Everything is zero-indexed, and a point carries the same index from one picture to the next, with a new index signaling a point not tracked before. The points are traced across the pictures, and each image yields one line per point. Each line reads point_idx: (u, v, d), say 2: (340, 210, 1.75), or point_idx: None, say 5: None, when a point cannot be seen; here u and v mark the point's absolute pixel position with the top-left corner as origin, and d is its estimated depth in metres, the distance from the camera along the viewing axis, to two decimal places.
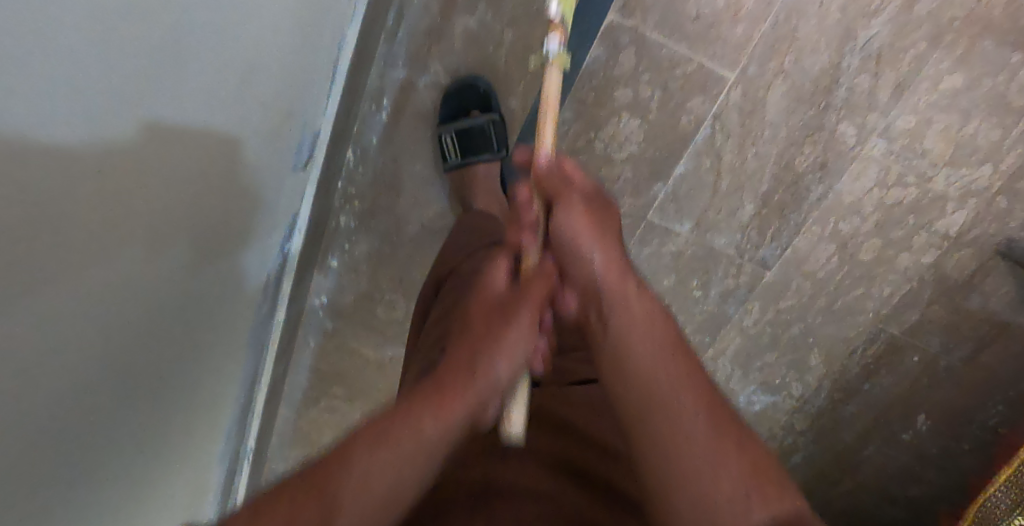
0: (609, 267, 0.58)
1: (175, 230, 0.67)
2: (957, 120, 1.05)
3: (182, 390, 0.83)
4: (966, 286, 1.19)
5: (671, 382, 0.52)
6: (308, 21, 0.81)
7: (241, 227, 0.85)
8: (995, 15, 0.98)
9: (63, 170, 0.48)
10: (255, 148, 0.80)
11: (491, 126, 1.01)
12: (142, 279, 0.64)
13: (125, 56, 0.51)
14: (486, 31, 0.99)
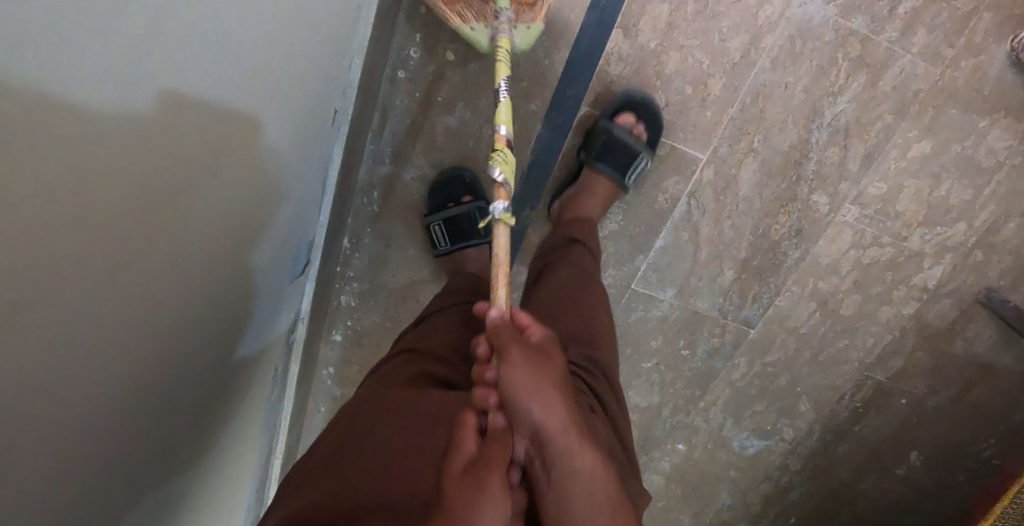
0: (555, 425, 0.51)
1: (200, 282, 0.57)
2: (928, 183, 1.08)
3: (199, 449, 0.72)
4: (949, 332, 1.22)
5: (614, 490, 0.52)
6: (323, 103, 0.80)
7: (246, 306, 0.75)
8: (959, 85, 1.01)
9: (114, 206, 0.40)
10: (274, 201, 0.73)
11: (477, 212, 1.06)
12: (167, 342, 0.54)
13: (223, 63, 0.47)
14: (467, 128, 1.04)
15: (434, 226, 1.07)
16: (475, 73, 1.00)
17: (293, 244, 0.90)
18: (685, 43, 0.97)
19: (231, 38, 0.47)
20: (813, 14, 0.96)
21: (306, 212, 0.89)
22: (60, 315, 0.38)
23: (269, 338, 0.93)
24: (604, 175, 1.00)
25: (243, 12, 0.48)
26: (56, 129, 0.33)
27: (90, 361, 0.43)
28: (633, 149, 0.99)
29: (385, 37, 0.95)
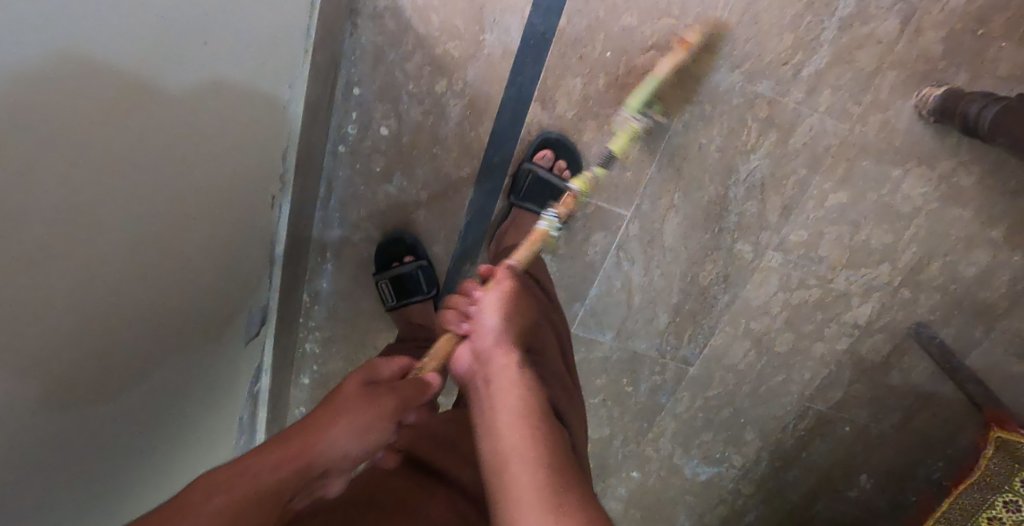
0: (497, 344, 0.65)
1: (168, 190, 0.67)
2: (848, 230, 1.13)
3: (180, 363, 0.82)
4: (885, 364, 1.27)
5: (519, 432, 0.58)
6: (286, 149, 0.95)
7: (217, 280, 0.87)
8: (869, 138, 1.05)
9: (89, 167, 0.55)
10: (238, 198, 0.86)
11: (419, 271, 1.13)
12: (139, 218, 0.63)
13: (203, 65, 0.67)
14: (405, 194, 1.12)
15: (381, 283, 1.14)
16: (408, 145, 1.08)
17: (240, 317, 1.00)
18: (600, 112, 1.03)
19: (216, 44, 0.69)
20: (719, 81, 1.01)
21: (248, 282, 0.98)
22: (60, 172, 0.52)
23: (226, 394, 1.04)
24: (532, 212, 1.08)
25: (227, 32, 0.70)
26: (66, 83, 0.51)
27: (36, 310, 0.54)
28: (557, 188, 1.05)
29: (321, 119, 1.03)
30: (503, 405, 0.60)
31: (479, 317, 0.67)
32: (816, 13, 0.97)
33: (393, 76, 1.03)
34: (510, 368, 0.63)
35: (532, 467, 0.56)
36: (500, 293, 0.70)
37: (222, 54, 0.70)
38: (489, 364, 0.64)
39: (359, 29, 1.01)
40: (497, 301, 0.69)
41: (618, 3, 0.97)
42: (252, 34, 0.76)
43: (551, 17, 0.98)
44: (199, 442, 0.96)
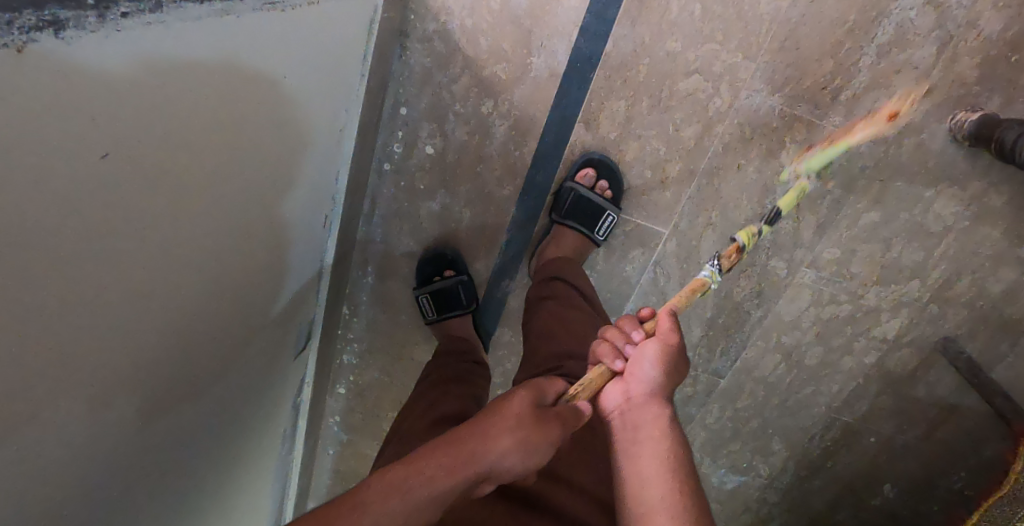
0: (649, 406, 0.63)
1: (224, 198, 0.66)
2: (880, 248, 1.16)
3: (230, 363, 0.83)
4: (911, 377, 1.30)
5: (656, 494, 0.58)
6: (336, 142, 0.94)
7: (267, 279, 0.87)
8: (903, 160, 1.08)
9: (156, 191, 0.54)
10: (288, 198, 0.85)
11: (460, 287, 1.15)
12: (201, 228, 0.63)
13: (259, 67, 0.64)
14: (448, 211, 1.14)
15: (421, 297, 1.15)
16: (452, 164, 1.10)
17: (291, 330, 1.03)
18: (642, 133, 1.06)
19: (272, 42, 0.65)
20: (759, 104, 1.04)
21: (297, 296, 1.00)
22: (129, 203, 0.51)
23: (276, 406, 1.07)
24: (574, 230, 1.09)
25: (282, 31, 0.67)
26: (134, 117, 0.48)
27: (107, 334, 0.54)
28: (598, 207, 1.07)
29: (370, 138, 1.05)
30: (643, 468, 0.60)
31: (636, 376, 0.63)
32: (856, 39, 1.00)
33: (441, 96, 1.05)
34: (665, 429, 0.62)
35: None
36: (659, 343, 0.65)
37: (275, 53, 0.67)
38: (637, 418, 0.62)
39: (408, 51, 1.03)
40: (662, 354, 0.64)
41: (664, 29, 0.99)
42: (307, 28, 0.72)
43: (597, 41, 1.00)
44: (245, 438, 0.98)
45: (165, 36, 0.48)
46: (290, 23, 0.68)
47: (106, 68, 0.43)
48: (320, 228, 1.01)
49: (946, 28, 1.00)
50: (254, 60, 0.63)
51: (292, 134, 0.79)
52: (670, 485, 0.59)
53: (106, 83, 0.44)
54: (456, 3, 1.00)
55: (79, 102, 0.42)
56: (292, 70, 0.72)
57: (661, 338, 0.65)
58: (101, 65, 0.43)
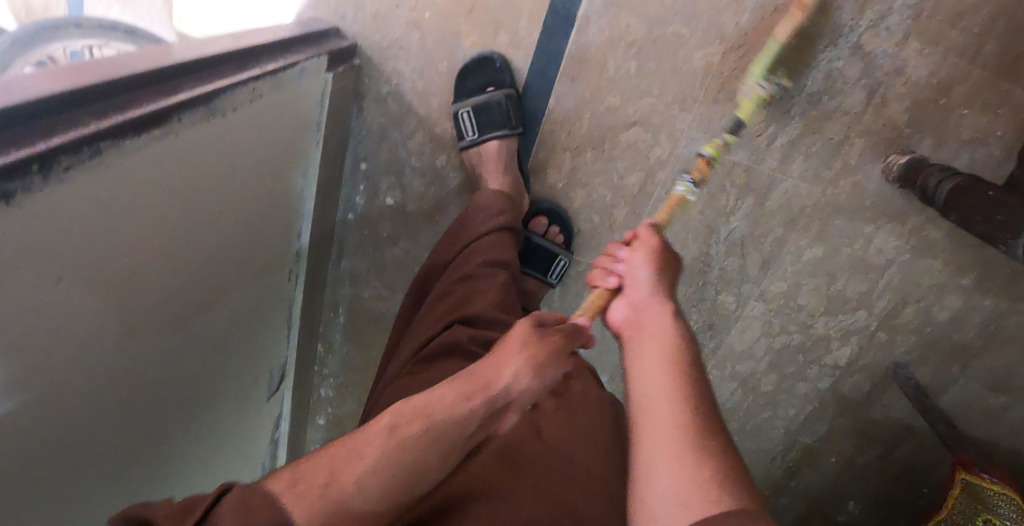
0: (643, 293, 0.74)
1: (200, 259, 0.73)
2: (825, 280, 1.21)
3: (210, 403, 0.90)
4: (866, 400, 1.35)
5: (656, 357, 0.65)
6: (304, 182, 1.01)
7: (242, 317, 0.94)
8: (841, 198, 1.13)
9: (132, 274, 0.61)
10: (259, 242, 0.92)
11: (507, 101, 1.03)
12: (174, 293, 0.70)
13: (224, 142, 0.71)
14: (411, 256, 1.20)
15: (460, 113, 1.04)
16: (412, 214, 1.17)
17: (262, 377, 1.10)
18: (588, 181, 1.12)
19: (234, 118, 0.72)
20: (698, 152, 1.09)
21: (269, 337, 1.07)
22: (99, 296, 0.58)
23: (253, 445, 1.14)
24: (533, 274, 1.15)
25: (242, 105, 0.73)
26: (106, 226, 0.55)
27: (88, 403, 0.62)
28: (550, 253, 1.13)
29: (332, 192, 1.12)
30: (646, 336, 0.68)
31: (630, 274, 0.77)
32: (787, 89, 1.05)
33: (397, 152, 1.12)
34: (661, 309, 0.71)
35: (675, 392, 0.61)
36: (645, 251, 0.78)
37: (238, 124, 0.73)
38: (639, 305, 0.73)
39: (365, 111, 1.10)
40: (649, 258, 0.77)
41: (602, 86, 1.05)
42: (266, 94, 0.79)
43: (541, 98, 1.07)
44: (230, 468, 1.04)
45: (105, 171, 0.53)
46: (237, 119, 0.72)
47: (65, 204, 0.50)
48: (294, 264, 1.08)
49: (873, 76, 1.04)
50: (204, 159, 0.68)
51: (249, 208, 0.85)
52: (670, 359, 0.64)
53: (76, 208, 0.51)
54: (406, 66, 1.06)
55: (59, 226, 0.50)
56: (243, 157, 0.77)
57: (644, 246, 0.79)
58: (68, 200, 0.50)
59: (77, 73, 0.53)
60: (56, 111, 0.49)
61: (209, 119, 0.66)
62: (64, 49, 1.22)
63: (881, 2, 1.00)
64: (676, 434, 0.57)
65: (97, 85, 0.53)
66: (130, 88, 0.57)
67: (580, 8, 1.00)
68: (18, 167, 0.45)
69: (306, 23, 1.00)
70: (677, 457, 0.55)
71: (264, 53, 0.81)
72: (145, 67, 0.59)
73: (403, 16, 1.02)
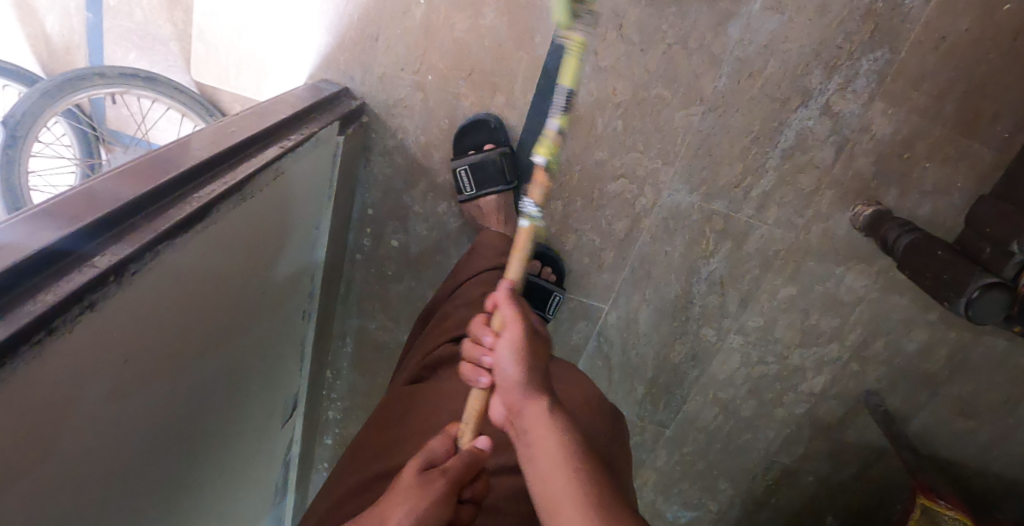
0: (526, 396, 0.66)
1: (227, 313, 0.84)
2: (799, 316, 1.30)
3: (237, 436, 1.00)
4: (841, 424, 1.43)
5: (559, 470, 0.64)
6: (317, 231, 1.10)
7: (264, 356, 1.04)
8: (813, 242, 1.22)
9: (184, 337, 0.72)
10: (279, 289, 1.03)
11: (503, 158, 1.11)
12: (213, 345, 0.81)
13: (251, 212, 0.82)
14: (414, 292, 1.29)
15: (459, 169, 1.11)
16: (415, 255, 1.25)
17: (279, 406, 1.19)
18: (578, 227, 1.20)
19: (260, 191, 0.83)
20: (679, 201, 1.18)
21: (285, 370, 1.17)
22: (162, 363, 0.69)
23: (269, 469, 1.22)
24: (533, 311, 1.21)
25: (267, 179, 0.84)
26: (165, 304, 0.66)
27: (154, 453, 0.73)
28: (546, 292, 1.19)
29: (341, 236, 1.21)
30: (539, 451, 0.65)
31: (500, 371, 0.66)
32: (761, 145, 1.13)
33: (401, 199, 1.21)
34: (548, 418, 0.66)
35: (585, 508, 0.62)
36: (512, 344, 0.65)
37: (263, 196, 0.84)
38: (519, 410, 0.66)
39: (372, 163, 1.18)
40: (517, 348, 0.65)
41: (591, 142, 1.14)
42: (285, 166, 0.90)
43: (535, 152, 1.15)
44: (253, 491, 1.15)
45: (163, 266, 0.64)
46: (262, 196, 0.84)
47: (135, 298, 0.61)
48: (311, 304, 1.18)
49: (842, 133, 1.13)
50: (235, 233, 0.79)
51: (268, 261, 0.95)
52: (567, 481, 0.63)
53: (146, 298, 0.63)
54: (410, 123, 1.14)
55: (132, 314, 0.61)
56: (263, 224, 0.88)
57: (511, 334, 0.66)
58: (138, 296, 0.61)
59: (135, 182, 0.64)
60: (117, 225, 0.60)
61: (241, 205, 0.78)
62: (88, 98, 1.30)
63: (848, 68, 1.08)
64: None
65: (151, 191, 0.64)
66: (177, 187, 0.68)
67: (570, 73, 1.09)
68: (99, 280, 0.57)
69: (317, 86, 1.09)
70: None
71: (283, 128, 0.91)
72: (189, 166, 0.70)
73: (407, 78, 1.11)
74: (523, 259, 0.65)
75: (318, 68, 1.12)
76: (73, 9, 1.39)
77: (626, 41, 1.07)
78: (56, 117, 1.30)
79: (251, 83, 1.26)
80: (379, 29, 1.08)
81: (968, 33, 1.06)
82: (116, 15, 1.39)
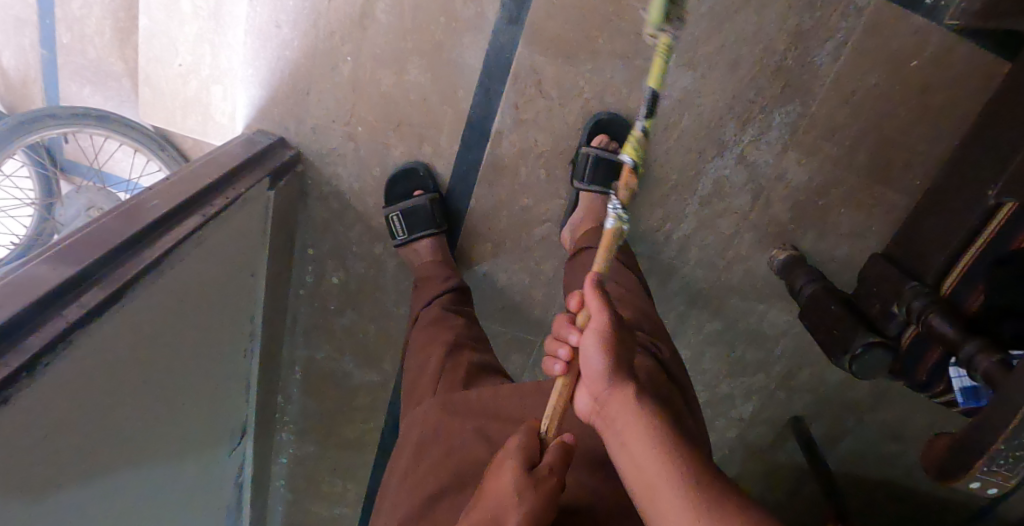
0: (602, 377, 0.69)
1: (164, 368, 0.92)
2: (726, 349, 1.36)
3: (188, 473, 1.09)
4: (772, 447, 1.49)
5: (640, 434, 0.66)
6: (258, 280, 1.16)
7: (211, 398, 1.13)
8: (735, 281, 1.26)
9: (110, 400, 0.81)
10: (223, 337, 1.11)
11: (431, 204, 1.15)
12: (149, 398, 0.89)
13: (176, 280, 0.91)
14: (357, 325, 1.36)
15: (392, 216, 1.15)
16: (355, 291, 1.31)
17: (229, 437, 1.26)
18: (509, 266, 1.25)
19: (184, 261, 0.92)
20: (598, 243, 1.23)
21: (231, 406, 1.23)
22: (87, 425, 0.77)
23: (218, 498, 1.27)
24: (595, 194, 1.13)
25: (190, 249, 0.93)
26: (81, 377, 0.75)
27: (94, 506, 0.81)
28: (615, 163, 1.10)
29: (283, 275, 1.26)
30: (623, 426, 0.67)
31: (585, 360, 0.69)
32: (679, 193, 1.18)
33: (340, 240, 1.26)
34: (630, 398, 0.69)
35: (666, 469, 0.63)
36: (591, 329, 0.69)
37: (189, 264, 0.93)
38: (608, 399, 0.69)
39: (310, 206, 1.23)
40: (600, 337, 0.69)
41: (517, 190, 1.18)
42: (212, 233, 0.98)
43: (464, 198, 1.20)
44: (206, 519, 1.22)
45: (76, 348, 0.73)
46: (185, 264, 0.92)
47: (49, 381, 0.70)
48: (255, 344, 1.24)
49: (757, 182, 1.17)
50: (157, 302, 0.87)
51: (208, 311, 1.03)
52: (647, 441, 0.65)
53: (60, 378, 0.72)
54: (343, 170, 1.19)
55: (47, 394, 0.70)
56: (196, 288, 0.96)
57: (590, 324, 0.69)
58: (51, 379, 0.70)
59: (47, 276, 0.72)
60: (27, 322, 0.69)
61: (160, 277, 0.87)
62: (41, 138, 1.35)
63: (760, 120, 1.12)
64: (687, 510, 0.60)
65: (54, 288, 0.72)
66: (93, 273, 0.77)
67: (493, 125, 1.13)
68: (12, 376, 0.65)
69: (252, 138, 1.14)
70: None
71: (207, 195, 0.98)
72: (97, 257, 0.78)
73: (339, 129, 1.16)
74: (603, 254, 0.65)
75: (254, 119, 1.17)
76: (27, 45, 1.43)
77: (545, 96, 1.11)
78: (13, 156, 1.35)
79: (196, 125, 1.19)
80: (310, 84, 1.13)
81: (876, 88, 1.09)
82: (68, 52, 1.43)
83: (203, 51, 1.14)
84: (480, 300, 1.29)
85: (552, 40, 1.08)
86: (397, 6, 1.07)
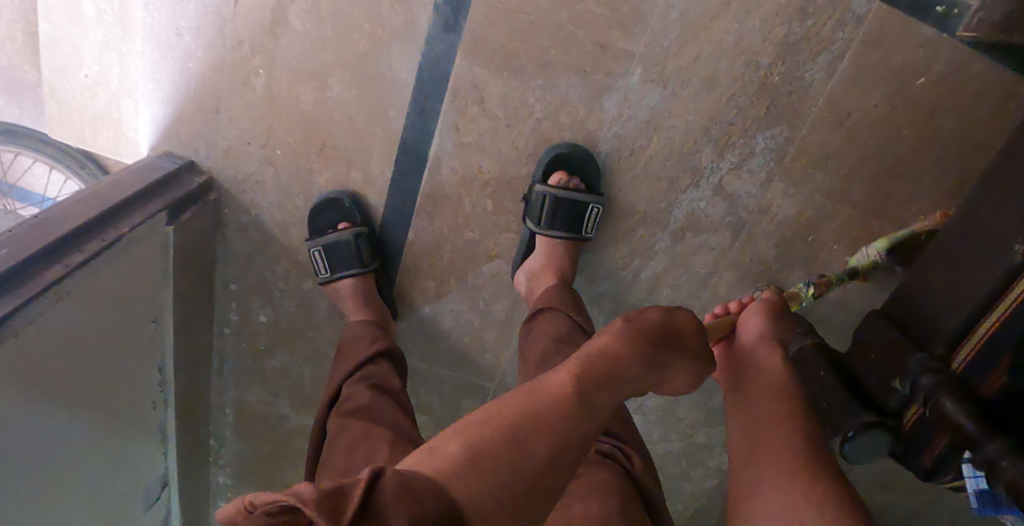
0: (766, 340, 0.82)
1: (46, 438, 0.76)
2: (701, 396, 1.21)
3: None
4: None
5: (781, 386, 0.75)
6: (160, 325, 1.00)
7: (123, 460, 0.97)
8: None
9: None
10: (129, 390, 0.95)
11: (356, 240, 1.01)
12: (28, 479, 0.73)
13: (46, 336, 0.75)
14: (290, 366, 1.21)
15: (313, 251, 1.01)
16: (285, 330, 1.17)
17: (152, 497, 1.10)
18: (454, 306, 1.09)
19: (53, 310, 0.76)
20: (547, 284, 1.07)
21: (150, 463, 1.07)
22: None
23: None
24: (554, 237, 0.98)
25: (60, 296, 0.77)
26: None
27: None
28: (578, 204, 0.96)
29: (202, 314, 1.12)
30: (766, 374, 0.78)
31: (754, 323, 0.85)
32: (648, 226, 1.02)
33: (264, 275, 1.11)
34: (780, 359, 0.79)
35: (791, 419, 0.70)
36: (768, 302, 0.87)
37: (61, 313, 0.77)
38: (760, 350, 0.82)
39: (228, 238, 1.08)
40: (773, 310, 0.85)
41: (460, 222, 1.03)
42: (91, 274, 0.82)
43: (400, 229, 1.04)
44: None
45: None
46: (54, 315, 0.76)
47: None
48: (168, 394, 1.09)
49: (738, 215, 1.01)
50: (21, 363, 0.71)
51: (104, 366, 0.87)
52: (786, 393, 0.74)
53: None
54: (263, 199, 1.04)
55: None
56: (77, 341, 0.80)
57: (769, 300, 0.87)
58: None
59: None
60: None
61: (20, 334, 0.70)
62: None
63: (742, 145, 0.96)
64: (797, 465, 0.64)
65: None
66: None
67: (430, 149, 0.98)
68: None
69: (153, 162, 0.98)
70: (793, 486, 0.62)
71: (82, 234, 0.82)
72: None
73: (255, 152, 1.01)
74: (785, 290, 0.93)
75: (159, 140, 1.01)
76: None
77: (488, 116, 0.96)
78: None
79: (108, 142, 1.02)
80: (219, 101, 0.98)
81: (877, 109, 0.93)
82: None
83: (110, 61, 0.97)
84: (424, 343, 1.14)
85: (493, 53, 0.92)
86: (315, 11, 0.92)
